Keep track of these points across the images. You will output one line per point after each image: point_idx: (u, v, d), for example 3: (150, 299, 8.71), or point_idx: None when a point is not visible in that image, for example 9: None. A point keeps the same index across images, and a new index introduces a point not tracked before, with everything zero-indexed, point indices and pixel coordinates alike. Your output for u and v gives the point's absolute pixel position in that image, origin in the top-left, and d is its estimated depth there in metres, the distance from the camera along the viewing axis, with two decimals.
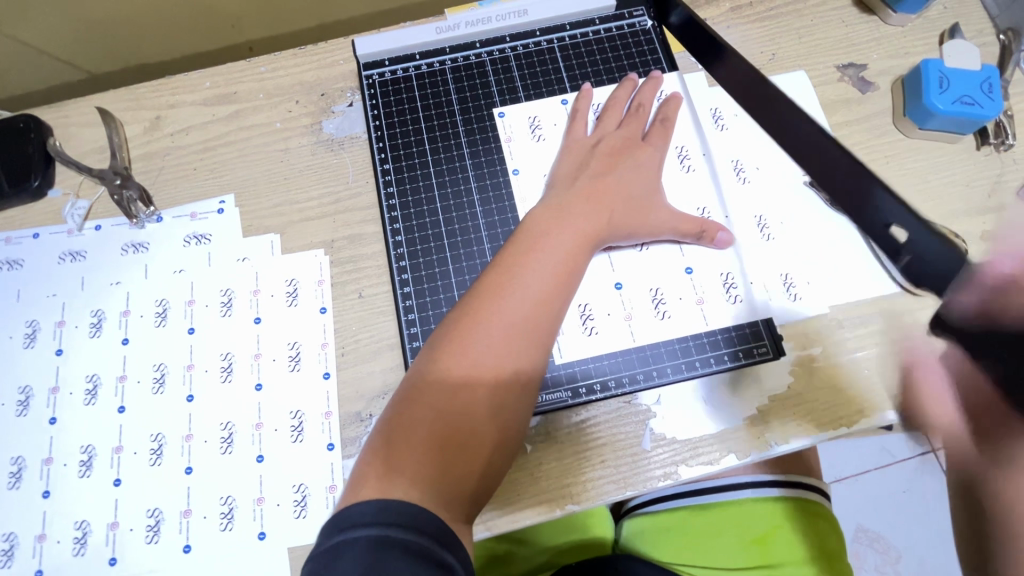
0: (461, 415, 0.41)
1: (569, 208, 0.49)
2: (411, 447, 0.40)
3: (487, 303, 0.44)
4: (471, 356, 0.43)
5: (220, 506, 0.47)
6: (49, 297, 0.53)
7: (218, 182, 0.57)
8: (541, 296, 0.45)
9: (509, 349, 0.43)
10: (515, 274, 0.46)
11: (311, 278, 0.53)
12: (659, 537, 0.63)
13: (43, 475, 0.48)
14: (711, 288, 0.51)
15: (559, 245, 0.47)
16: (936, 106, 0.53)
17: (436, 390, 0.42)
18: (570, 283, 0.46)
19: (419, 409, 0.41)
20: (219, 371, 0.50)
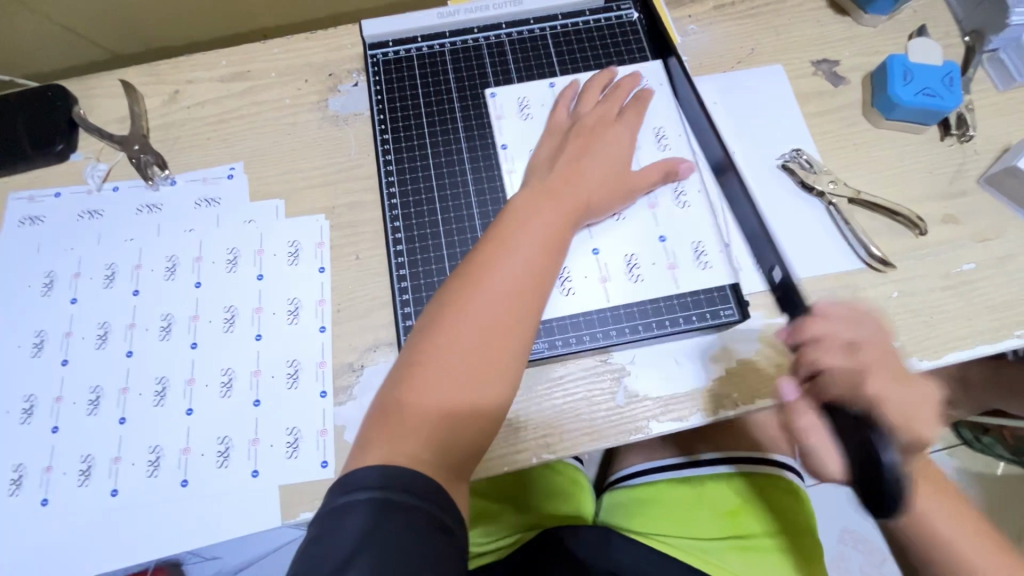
0: (453, 385, 0.43)
1: (550, 189, 0.52)
2: (410, 420, 0.42)
3: (474, 277, 0.47)
4: (457, 329, 0.45)
5: (216, 445, 0.50)
6: (67, 250, 0.57)
7: (230, 151, 0.61)
8: (526, 266, 0.47)
9: (499, 319, 0.45)
10: (499, 249, 0.48)
11: (312, 240, 0.56)
12: (637, 508, 0.64)
13: (53, 412, 0.51)
14: (684, 255, 0.54)
15: (540, 223, 0.50)
16: (900, 97, 0.56)
17: (429, 364, 0.44)
18: (552, 254, 0.49)
19: (414, 383, 0.43)
20: (222, 321, 0.54)
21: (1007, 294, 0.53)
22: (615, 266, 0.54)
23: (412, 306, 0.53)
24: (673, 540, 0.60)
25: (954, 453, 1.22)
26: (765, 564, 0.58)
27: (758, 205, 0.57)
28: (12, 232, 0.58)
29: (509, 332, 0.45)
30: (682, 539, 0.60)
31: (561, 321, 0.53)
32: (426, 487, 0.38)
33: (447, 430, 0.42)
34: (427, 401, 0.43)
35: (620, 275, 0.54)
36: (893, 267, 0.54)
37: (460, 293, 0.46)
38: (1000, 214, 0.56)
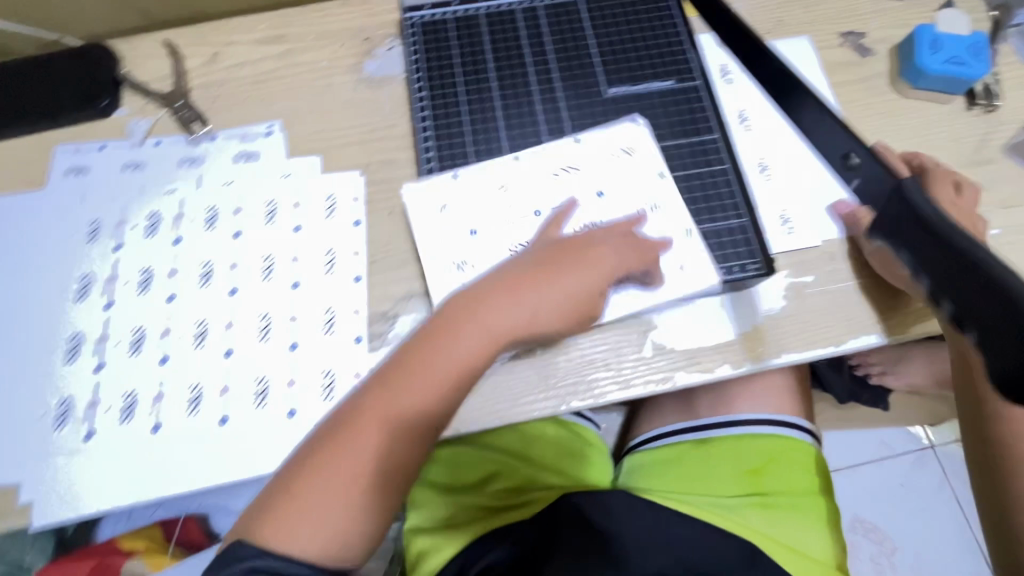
0: (366, 458, 0.44)
1: (509, 289, 0.47)
2: (315, 487, 0.42)
3: (415, 356, 0.46)
4: (387, 401, 0.45)
5: (254, 385, 0.51)
6: (111, 200, 0.59)
7: (269, 109, 0.62)
8: (454, 370, 0.45)
9: (423, 401, 0.45)
10: (450, 346, 0.46)
11: (348, 194, 0.58)
12: (655, 468, 0.66)
13: (97, 351, 0.53)
14: (713, 209, 0.55)
15: (498, 309, 0.46)
16: (929, 65, 0.58)
17: (350, 440, 0.44)
18: (467, 382, 0.45)
19: (326, 453, 0.43)
20: (260, 269, 0.55)
21: None
22: (656, 218, 0.54)
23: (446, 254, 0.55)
24: (692, 497, 0.61)
25: None
26: (782, 519, 0.59)
27: (785, 168, 0.58)
28: (58, 181, 0.59)
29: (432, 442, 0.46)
30: (700, 496, 0.61)
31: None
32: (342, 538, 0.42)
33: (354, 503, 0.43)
34: (335, 473, 0.43)
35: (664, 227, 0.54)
36: None
37: (408, 371, 0.45)
38: None
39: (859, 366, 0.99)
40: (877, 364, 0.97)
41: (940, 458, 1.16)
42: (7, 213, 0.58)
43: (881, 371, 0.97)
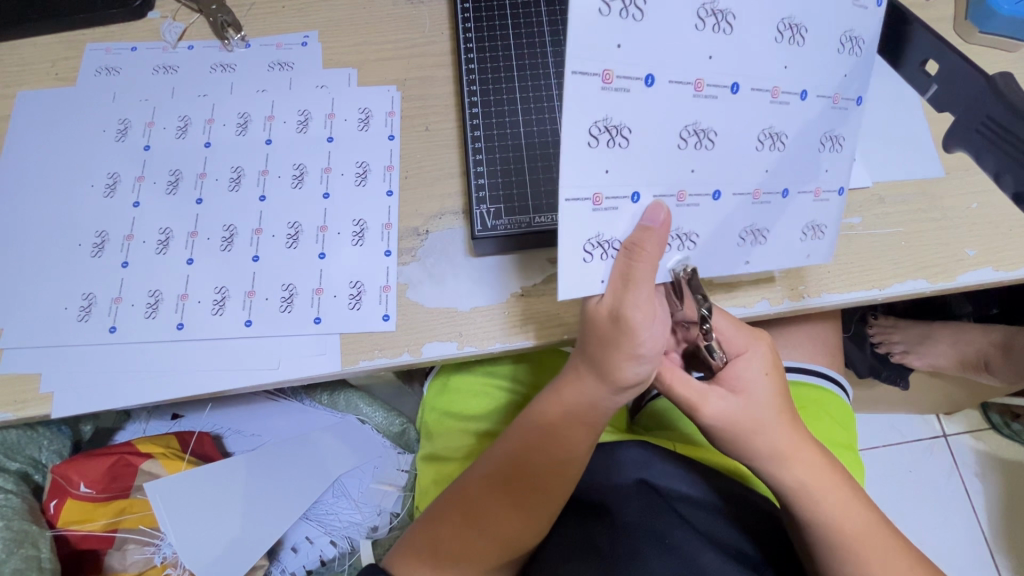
0: (488, 511, 0.49)
1: (522, 422, 0.49)
2: (448, 525, 0.49)
3: (455, 494, 0.50)
4: (499, 462, 0.49)
5: (281, 291, 0.50)
6: (141, 100, 0.57)
7: (305, 20, 0.60)
8: (495, 455, 0.50)
9: (527, 466, 0.48)
10: (547, 424, 0.47)
11: (382, 109, 0.56)
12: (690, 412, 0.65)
13: (123, 249, 0.52)
14: None
15: (591, 395, 0.45)
16: (1001, 5, 0.54)
17: (474, 496, 0.49)
18: (511, 455, 0.49)
19: (456, 505, 0.50)
20: (290, 177, 0.54)
21: None
22: (847, 119, 0.41)
23: (485, 166, 0.52)
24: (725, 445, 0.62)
25: (980, 435, 1.12)
26: None
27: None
28: (89, 80, 0.58)
29: (548, 491, 0.48)
30: None
31: (781, 184, 0.41)
32: (482, 560, 0.49)
33: (482, 550, 0.49)
34: (466, 521, 0.49)
35: (753, 113, 0.37)
36: (975, 177, 0.53)
37: (509, 439, 0.50)
38: None
39: (880, 344, 0.92)
40: (899, 344, 0.90)
41: (951, 449, 1.12)
42: (39, 109, 0.57)
43: (903, 351, 0.89)
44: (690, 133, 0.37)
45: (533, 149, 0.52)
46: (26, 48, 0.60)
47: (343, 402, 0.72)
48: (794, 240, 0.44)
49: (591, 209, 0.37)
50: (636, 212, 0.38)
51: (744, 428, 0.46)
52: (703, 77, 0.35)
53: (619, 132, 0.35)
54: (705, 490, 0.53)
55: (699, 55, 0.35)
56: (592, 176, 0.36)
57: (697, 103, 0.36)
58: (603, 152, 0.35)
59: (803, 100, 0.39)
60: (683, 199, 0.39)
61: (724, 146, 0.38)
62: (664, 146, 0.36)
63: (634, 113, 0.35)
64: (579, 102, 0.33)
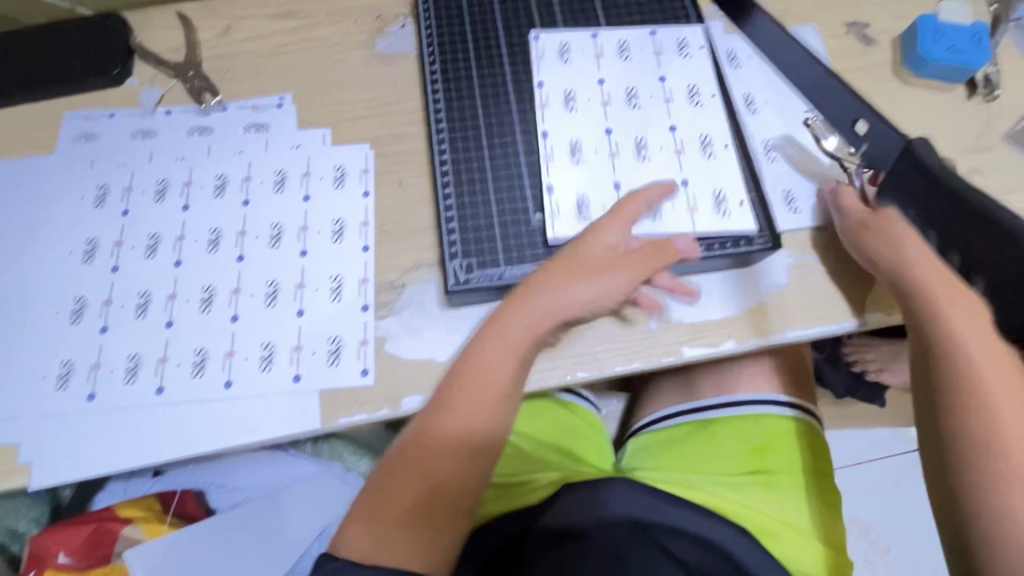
0: (442, 475, 0.45)
1: (457, 375, 0.47)
2: (394, 507, 0.44)
3: (392, 465, 0.46)
4: (455, 442, 0.46)
5: (260, 350, 0.51)
6: (119, 166, 0.59)
7: (281, 81, 0.63)
8: (430, 407, 0.47)
9: (480, 430, 0.46)
10: (482, 360, 0.47)
11: (357, 166, 0.58)
12: (658, 448, 0.66)
13: (102, 314, 0.53)
14: (704, 201, 0.54)
15: (539, 330, 0.48)
16: (930, 52, 0.59)
17: (440, 425, 0.46)
18: (452, 383, 0.47)
19: (404, 475, 0.45)
20: (268, 237, 0.55)
21: None
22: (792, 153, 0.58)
23: (456, 219, 0.54)
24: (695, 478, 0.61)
25: None
26: (782, 502, 0.59)
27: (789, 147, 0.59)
28: (67, 147, 0.60)
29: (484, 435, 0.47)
30: (702, 476, 0.61)
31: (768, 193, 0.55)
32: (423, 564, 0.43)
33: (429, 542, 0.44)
34: (420, 515, 0.44)
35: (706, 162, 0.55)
36: None
37: (434, 398, 0.47)
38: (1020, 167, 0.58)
39: (855, 362, 0.94)
40: (873, 362, 0.92)
41: None
42: (17, 177, 0.58)
43: (877, 369, 0.92)
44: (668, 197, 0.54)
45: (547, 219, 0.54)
46: (5, 117, 0.61)
47: (327, 451, 0.71)
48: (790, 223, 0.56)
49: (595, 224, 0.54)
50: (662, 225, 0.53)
51: (897, 245, 0.50)
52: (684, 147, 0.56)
53: (589, 206, 0.54)
54: (687, 522, 0.54)
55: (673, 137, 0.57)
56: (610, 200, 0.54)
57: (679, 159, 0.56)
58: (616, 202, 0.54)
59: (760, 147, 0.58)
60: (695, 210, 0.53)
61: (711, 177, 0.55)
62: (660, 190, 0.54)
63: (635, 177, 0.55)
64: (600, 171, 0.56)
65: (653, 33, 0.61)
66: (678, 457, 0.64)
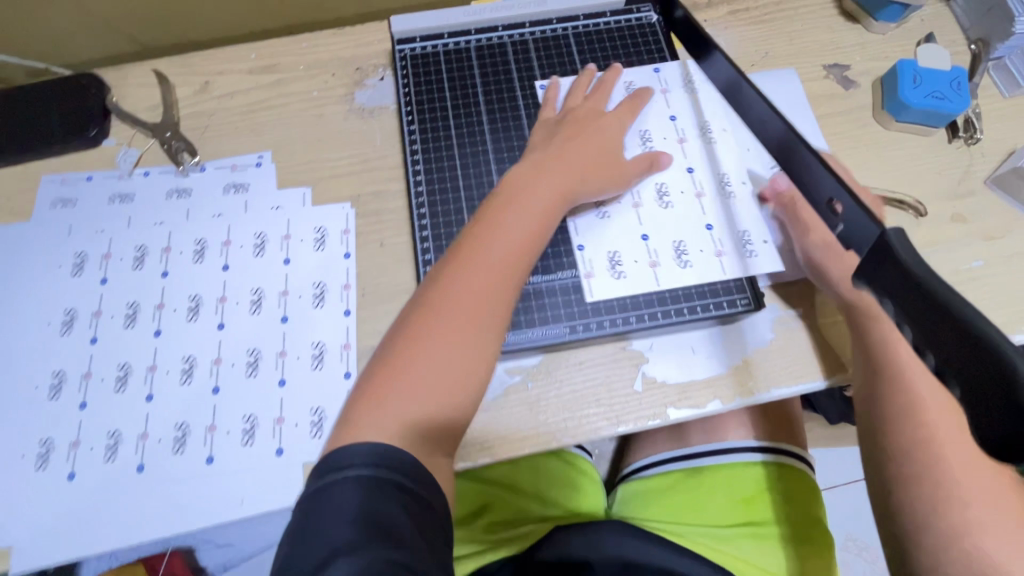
0: (442, 380, 0.44)
1: (455, 270, 0.47)
2: (391, 407, 0.42)
3: (398, 343, 0.45)
4: (458, 309, 0.45)
5: (242, 423, 0.51)
6: (97, 232, 0.58)
7: (260, 139, 0.62)
8: (430, 288, 0.47)
9: (497, 270, 0.47)
10: (488, 223, 0.49)
11: (338, 227, 0.58)
12: (653, 497, 0.66)
13: (81, 389, 0.52)
14: (695, 251, 0.55)
15: (544, 195, 0.51)
16: (911, 99, 0.59)
17: (418, 328, 0.45)
18: (452, 278, 0.47)
19: (403, 351, 0.44)
20: (249, 303, 0.55)
21: (1013, 291, 0.55)
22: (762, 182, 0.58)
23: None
24: (688, 529, 0.61)
25: None
26: (775, 556, 0.59)
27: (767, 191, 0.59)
28: (45, 213, 0.59)
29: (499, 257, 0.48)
30: (695, 528, 0.61)
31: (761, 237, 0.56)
32: (416, 470, 0.39)
33: (425, 445, 0.42)
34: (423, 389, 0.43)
35: (718, 212, 0.57)
36: None
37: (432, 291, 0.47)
38: (1002, 212, 0.58)
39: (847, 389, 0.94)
40: None
41: None
42: None
43: None
44: (680, 252, 0.55)
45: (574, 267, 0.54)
46: None
47: None
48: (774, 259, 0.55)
49: (614, 279, 0.54)
50: (688, 275, 0.54)
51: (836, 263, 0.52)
52: (701, 191, 0.58)
53: (622, 261, 0.55)
54: (676, 563, 0.53)
55: (678, 188, 0.58)
56: (630, 253, 0.55)
57: (698, 202, 0.57)
58: (625, 260, 0.55)
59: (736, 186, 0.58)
60: (721, 254, 0.55)
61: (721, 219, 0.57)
62: (671, 244, 0.55)
63: (656, 227, 0.56)
64: (615, 220, 0.56)
65: (657, 70, 0.64)
66: (665, 506, 0.64)
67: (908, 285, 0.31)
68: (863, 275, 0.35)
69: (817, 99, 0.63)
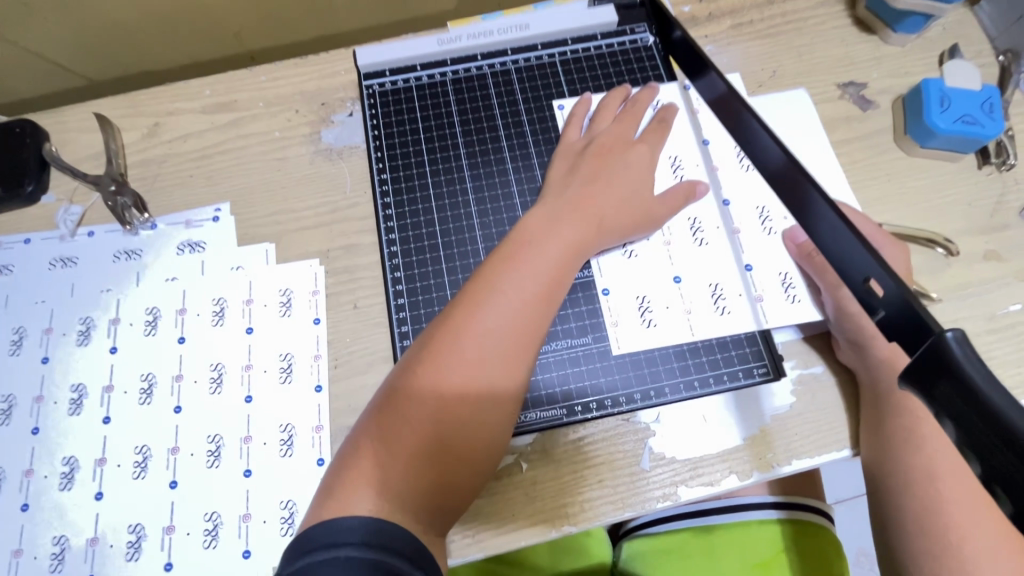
0: (447, 437, 0.39)
1: (474, 298, 0.42)
2: (392, 463, 0.37)
3: (411, 382, 0.40)
4: (473, 367, 0.40)
5: (204, 522, 0.45)
6: (37, 303, 0.52)
7: (217, 188, 0.56)
8: (449, 317, 0.42)
9: (516, 320, 0.42)
10: (513, 251, 0.45)
11: (306, 288, 0.52)
12: (661, 558, 0.61)
13: (23, 488, 0.46)
14: (700, 300, 0.50)
15: (563, 233, 0.47)
16: (939, 125, 0.53)
17: (434, 367, 0.40)
18: (471, 308, 0.42)
19: (417, 388, 0.40)
20: (208, 382, 0.49)
21: None
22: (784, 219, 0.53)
23: (412, 339, 0.50)
24: None
25: None
26: None
27: (789, 221, 0.53)
28: None
29: (525, 294, 0.43)
30: None
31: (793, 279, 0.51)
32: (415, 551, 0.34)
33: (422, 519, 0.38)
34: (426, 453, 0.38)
35: (760, 248, 0.52)
36: (934, 309, 0.51)
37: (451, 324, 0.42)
38: None
39: None
40: None
41: None
42: None
43: None
44: (716, 296, 0.51)
45: (590, 330, 0.50)
46: None
47: None
48: (803, 307, 0.50)
49: (644, 327, 0.50)
50: (727, 322, 0.50)
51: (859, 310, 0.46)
52: (738, 226, 0.53)
53: (652, 307, 0.50)
54: None
55: (713, 224, 0.53)
56: (661, 297, 0.51)
57: (733, 239, 0.52)
58: (652, 302, 0.50)
59: (761, 223, 0.53)
60: (761, 299, 0.50)
61: (759, 254, 0.52)
62: (704, 288, 0.51)
63: (693, 265, 0.52)
64: (642, 258, 0.52)
65: (686, 87, 0.58)
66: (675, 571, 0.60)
67: (966, 402, 0.26)
68: (909, 377, 0.29)
69: (833, 123, 0.57)
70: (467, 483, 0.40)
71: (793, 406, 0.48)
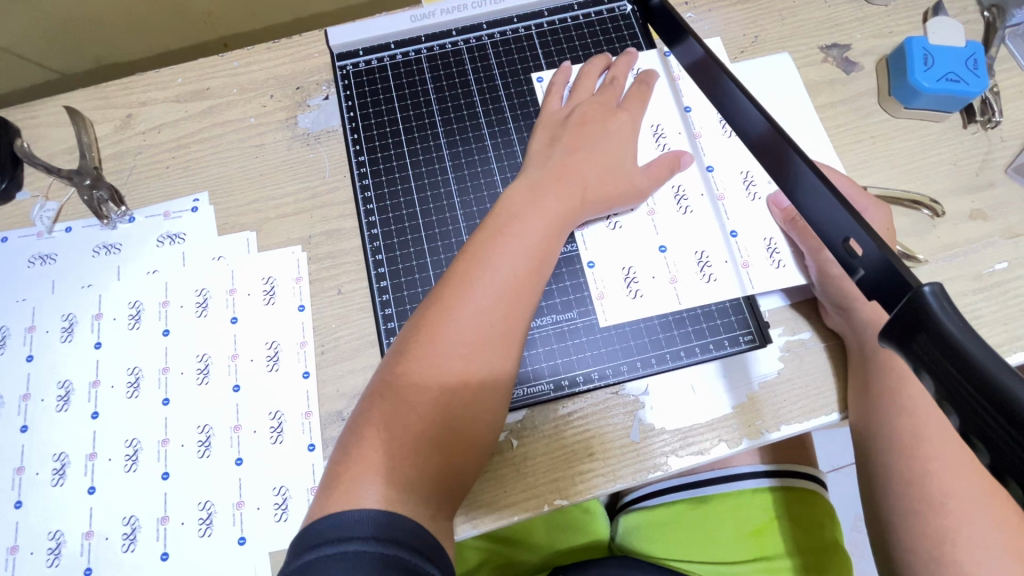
0: (452, 416, 0.39)
1: (468, 278, 0.42)
2: (399, 445, 0.37)
3: (411, 363, 0.40)
4: (469, 349, 0.40)
5: (198, 511, 0.46)
6: (18, 301, 0.51)
7: (194, 178, 0.55)
8: (445, 298, 0.42)
9: (509, 301, 0.42)
10: (503, 227, 0.44)
11: (289, 275, 0.52)
12: (657, 530, 0.61)
13: (15, 485, 0.46)
14: (686, 267, 0.50)
15: (551, 206, 0.46)
16: (923, 84, 0.52)
17: (432, 347, 0.40)
18: (466, 288, 0.41)
19: (418, 369, 0.39)
20: (195, 373, 0.49)
21: None
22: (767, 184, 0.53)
23: (395, 321, 0.50)
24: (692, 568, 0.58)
25: None
26: None
27: (773, 186, 0.52)
28: None
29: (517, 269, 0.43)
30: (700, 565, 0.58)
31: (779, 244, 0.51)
32: (419, 539, 0.34)
33: (436, 506, 0.38)
34: (433, 444, 0.38)
35: (745, 214, 0.52)
36: (921, 271, 0.50)
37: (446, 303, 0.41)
38: None
39: None
40: None
41: None
42: None
43: None
44: (703, 262, 0.50)
45: (575, 304, 0.50)
46: None
47: None
48: (789, 271, 0.50)
49: (631, 298, 0.50)
50: (712, 290, 0.50)
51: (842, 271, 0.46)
52: (723, 192, 0.52)
53: (638, 277, 0.50)
54: None
55: (697, 192, 0.52)
56: (647, 268, 0.50)
57: (719, 206, 0.52)
58: (638, 273, 0.50)
59: (745, 189, 0.52)
60: (746, 265, 0.50)
61: (742, 219, 0.51)
62: (689, 257, 0.50)
63: (677, 233, 0.51)
64: (627, 230, 0.51)
65: (666, 54, 0.57)
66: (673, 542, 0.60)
67: (945, 356, 0.25)
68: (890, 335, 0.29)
69: (818, 87, 0.56)
70: (477, 463, 0.41)
71: (780, 372, 0.48)
